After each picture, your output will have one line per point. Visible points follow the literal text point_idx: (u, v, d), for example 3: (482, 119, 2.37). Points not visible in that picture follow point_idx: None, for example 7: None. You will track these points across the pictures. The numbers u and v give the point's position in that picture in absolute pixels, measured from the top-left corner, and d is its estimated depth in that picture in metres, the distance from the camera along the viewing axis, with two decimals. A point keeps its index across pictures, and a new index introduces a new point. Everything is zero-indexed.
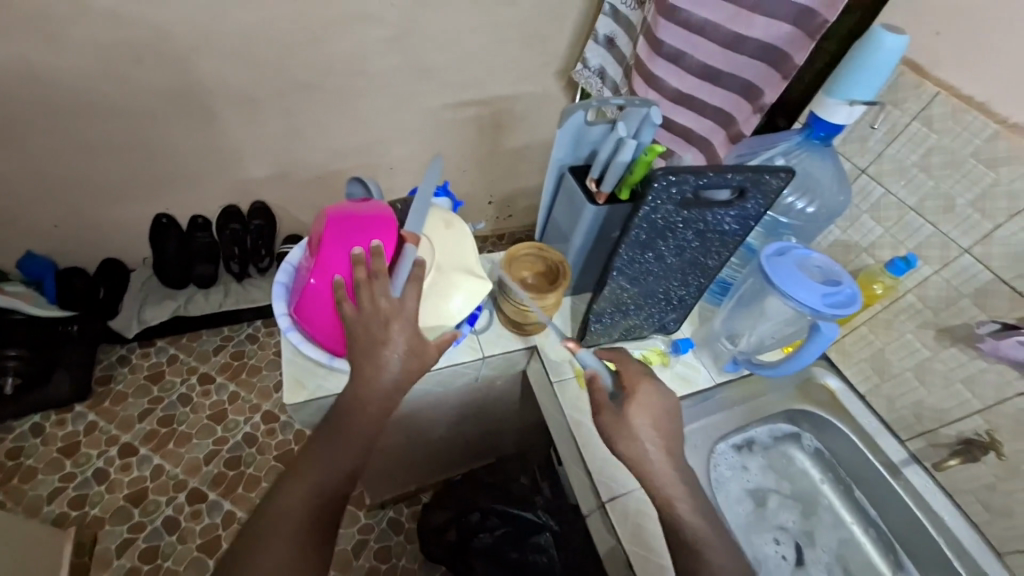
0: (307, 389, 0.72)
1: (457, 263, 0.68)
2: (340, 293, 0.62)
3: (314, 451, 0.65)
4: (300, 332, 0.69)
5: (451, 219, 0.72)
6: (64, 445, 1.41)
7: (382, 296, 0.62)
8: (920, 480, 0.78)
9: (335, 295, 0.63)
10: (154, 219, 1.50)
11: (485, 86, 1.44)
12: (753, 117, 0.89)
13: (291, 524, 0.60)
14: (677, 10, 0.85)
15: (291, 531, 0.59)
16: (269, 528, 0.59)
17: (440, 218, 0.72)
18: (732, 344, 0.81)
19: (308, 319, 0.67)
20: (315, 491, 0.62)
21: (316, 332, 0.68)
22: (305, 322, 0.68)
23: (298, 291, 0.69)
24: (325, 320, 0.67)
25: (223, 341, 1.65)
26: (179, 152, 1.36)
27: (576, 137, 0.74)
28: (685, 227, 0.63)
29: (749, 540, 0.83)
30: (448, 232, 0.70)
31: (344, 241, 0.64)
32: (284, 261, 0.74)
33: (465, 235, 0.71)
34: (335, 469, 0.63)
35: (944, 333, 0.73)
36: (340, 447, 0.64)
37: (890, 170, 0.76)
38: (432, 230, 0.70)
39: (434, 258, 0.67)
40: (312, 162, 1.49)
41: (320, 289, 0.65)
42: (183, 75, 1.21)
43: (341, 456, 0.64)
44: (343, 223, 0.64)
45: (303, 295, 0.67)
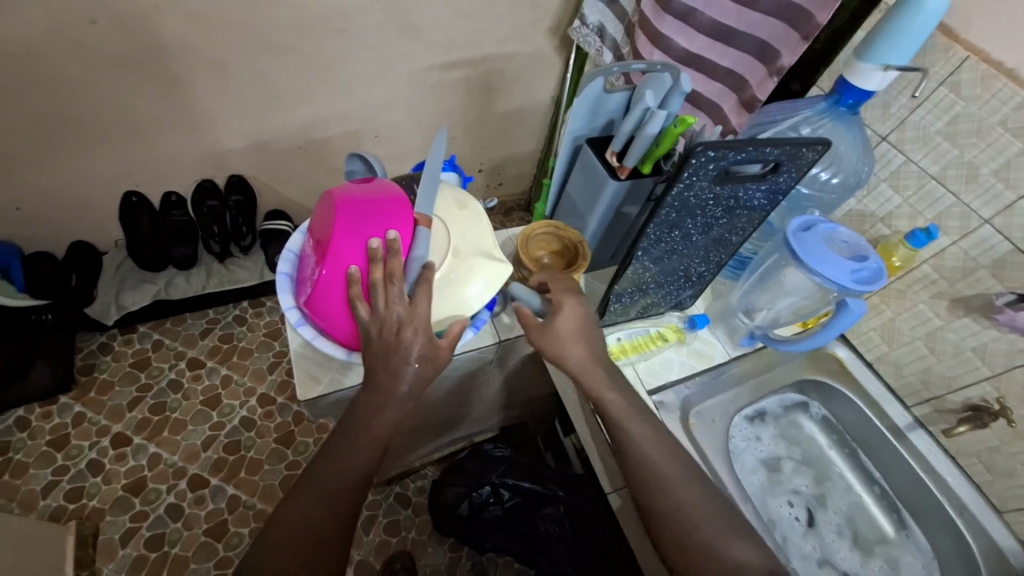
0: (321, 384, 0.72)
1: (474, 247, 0.65)
2: (356, 292, 0.59)
3: (335, 446, 0.63)
4: (312, 327, 0.66)
5: (464, 198, 0.68)
6: (53, 438, 1.36)
7: (396, 298, 0.59)
8: (923, 442, 0.84)
9: (351, 292, 0.60)
10: (124, 197, 1.40)
11: (475, 45, 1.34)
12: (769, 80, 0.82)
13: (309, 525, 0.59)
14: None
15: (310, 533, 0.59)
16: (288, 529, 0.59)
17: (452, 199, 0.68)
18: (748, 318, 0.81)
19: (319, 314, 0.63)
20: (338, 485, 0.61)
21: (328, 327, 0.64)
22: (316, 315, 0.64)
23: (306, 283, 0.65)
24: (338, 314, 0.63)
25: (209, 324, 1.58)
26: (145, 123, 1.24)
27: (593, 106, 0.70)
28: (716, 204, 0.61)
29: (766, 505, 0.88)
30: (462, 212, 0.67)
31: (357, 230, 0.59)
32: (285, 249, 0.69)
33: (479, 216, 0.67)
34: (349, 471, 0.61)
35: (958, 304, 0.76)
36: (358, 441, 0.61)
37: (913, 137, 0.75)
38: (444, 211, 0.66)
39: (449, 242, 0.64)
40: (292, 132, 1.39)
41: (332, 281, 0.61)
42: (142, 36, 1.08)
43: (360, 449, 0.62)
44: (354, 210, 0.60)
45: (313, 289, 0.63)
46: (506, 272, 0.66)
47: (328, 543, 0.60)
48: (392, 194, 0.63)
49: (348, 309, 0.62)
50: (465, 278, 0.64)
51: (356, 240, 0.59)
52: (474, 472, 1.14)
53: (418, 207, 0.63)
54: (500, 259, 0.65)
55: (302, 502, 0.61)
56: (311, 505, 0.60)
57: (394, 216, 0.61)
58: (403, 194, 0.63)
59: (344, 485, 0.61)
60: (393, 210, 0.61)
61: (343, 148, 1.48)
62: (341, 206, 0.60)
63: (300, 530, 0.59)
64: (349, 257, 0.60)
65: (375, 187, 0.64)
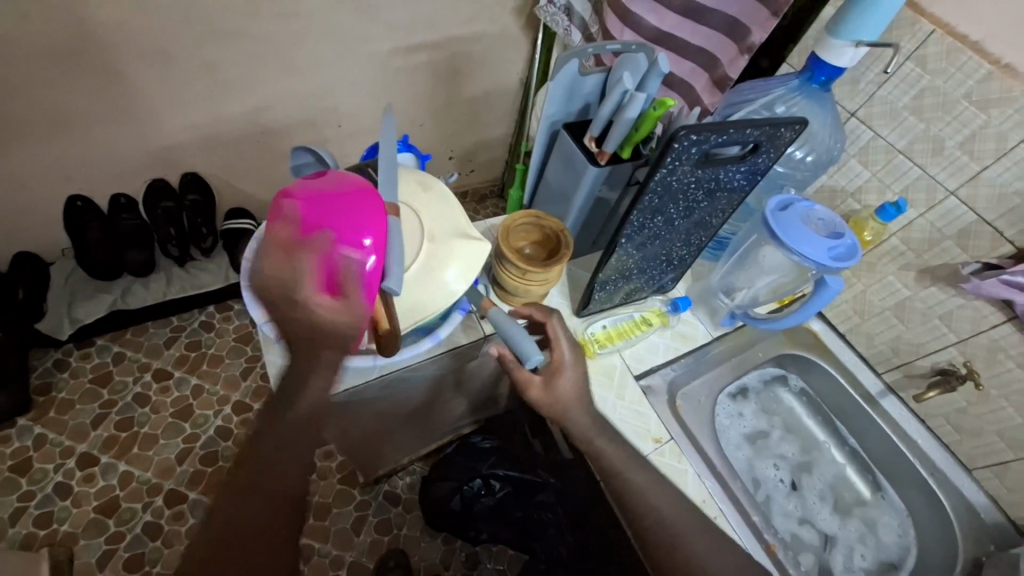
0: None
1: (447, 227, 0.64)
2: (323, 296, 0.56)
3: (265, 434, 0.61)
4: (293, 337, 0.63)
5: (426, 179, 0.68)
6: (15, 463, 1.29)
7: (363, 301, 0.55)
8: (895, 408, 0.88)
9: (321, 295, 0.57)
10: (67, 202, 1.30)
11: (438, 26, 1.29)
12: (740, 58, 0.84)
13: (247, 511, 0.58)
14: None
15: (246, 518, 0.58)
16: (225, 519, 0.58)
17: (414, 182, 0.67)
18: (729, 298, 0.81)
19: (299, 323, 0.60)
20: (277, 465, 0.60)
21: None
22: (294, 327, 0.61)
23: None
24: None
25: (173, 333, 1.50)
26: (85, 123, 1.16)
27: (569, 90, 0.68)
28: (697, 188, 0.60)
29: (753, 467, 0.92)
30: (428, 193, 0.66)
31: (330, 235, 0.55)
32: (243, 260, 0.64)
33: (446, 195, 0.67)
34: (289, 448, 0.61)
35: (925, 274, 0.79)
36: (292, 418, 0.61)
37: (879, 113, 0.76)
38: (410, 196, 0.65)
39: (423, 227, 0.63)
40: (250, 121, 1.31)
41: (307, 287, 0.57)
42: (74, 24, 0.99)
43: (294, 424, 0.61)
44: (321, 211, 0.56)
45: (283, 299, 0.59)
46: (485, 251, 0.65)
47: (277, 519, 0.59)
48: (353, 186, 0.59)
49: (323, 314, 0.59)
50: (444, 262, 0.63)
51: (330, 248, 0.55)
52: (463, 466, 1.13)
53: (384, 196, 0.60)
54: (477, 237, 0.65)
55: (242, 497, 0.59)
56: (248, 491, 0.59)
57: (352, 208, 0.57)
58: (361, 183, 0.60)
59: (285, 461, 0.61)
60: (364, 210, 0.57)
61: (304, 140, 1.42)
62: (306, 205, 0.56)
63: (255, 522, 0.58)
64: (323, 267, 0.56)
65: (338, 180, 0.60)
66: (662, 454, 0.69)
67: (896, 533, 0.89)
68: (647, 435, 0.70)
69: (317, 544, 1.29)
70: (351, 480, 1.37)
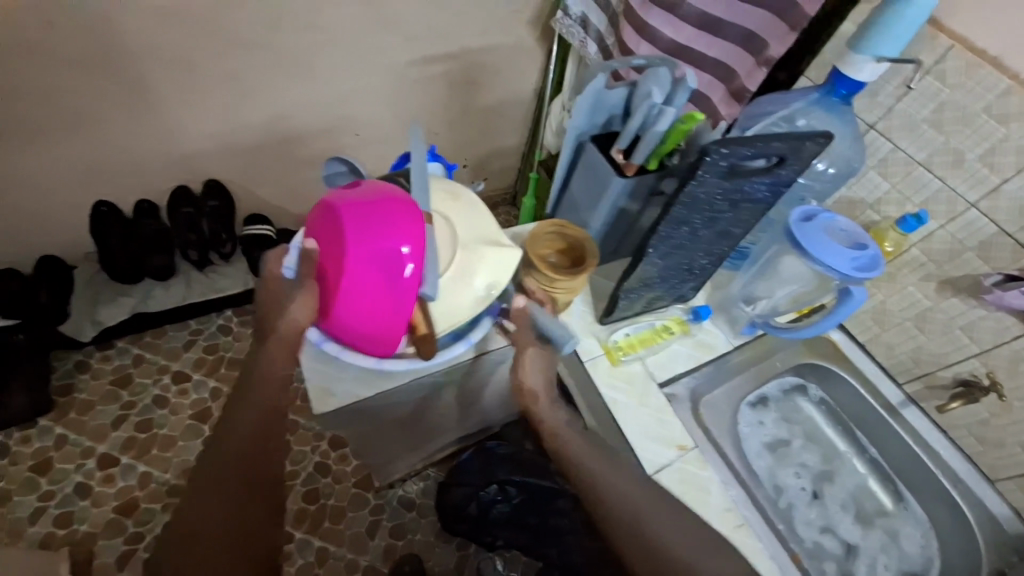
0: (336, 396, 0.70)
1: (477, 236, 0.66)
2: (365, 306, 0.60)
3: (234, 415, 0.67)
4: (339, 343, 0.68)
5: (456, 189, 0.70)
6: (36, 462, 1.31)
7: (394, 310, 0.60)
8: (916, 418, 0.89)
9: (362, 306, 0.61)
10: (93, 207, 1.33)
11: (455, 37, 1.32)
12: (758, 70, 0.87)
13: (218, 483, 0.63)
14: None
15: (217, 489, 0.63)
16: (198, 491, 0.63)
17: (445, 191, 0.70)
18: (750, 307, 0.82)
19: (346, 331, 0.64)
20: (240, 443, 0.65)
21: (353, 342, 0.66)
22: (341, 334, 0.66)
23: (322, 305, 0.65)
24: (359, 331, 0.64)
25: (192, 336, 1.53)
26: (113, 131, 1.19)
27: (595, 103, 0.69)
28: (722, 199, 0.60)
29: (774, 476, 0.92)
30: (457, 203, 0.69)
31: (372, 251, 0.57)
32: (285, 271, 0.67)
33: (475, 204, 0.69)
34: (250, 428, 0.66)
35: (946, 285, 0.80)
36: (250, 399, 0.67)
37: (899, 125, 0.77)
38: (441, 204, 0.68)
39: (454, 236, 0.65)
40: (271, 130, 1.34)
41: (357, 302, 0.60)
42: (106, 34, 1.02)
43: (252, 405, 0.67)
44: (359, 224, 0.58)
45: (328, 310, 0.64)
46: (516, 257, 0.67)
47: (246, 492, 0.64)
48: (384, 197, 0.60)
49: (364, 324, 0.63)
50: (479, 270, 0.65)
51: (379, 267, 0.58)
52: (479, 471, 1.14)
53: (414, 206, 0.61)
54: (508, 244, 0.67)
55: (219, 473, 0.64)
56: (216, 464, 0.64)
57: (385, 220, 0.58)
58: (391, 193, 0.61)
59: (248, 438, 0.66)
60: (406, 226, 0.59)
61: (322, 148, 1.45)
62: (350, 222, 0.58)
63: (216, 500, 0.62)
64: (373, 285, 0.59)
65: (374, 191, 0.61)
66: (687, 461, 0.70)
67: (918, 544, 0.88)
68: (672, 443, 0.71)
69: (332, 548, 1.30)
70: (365, 484, 1.38)
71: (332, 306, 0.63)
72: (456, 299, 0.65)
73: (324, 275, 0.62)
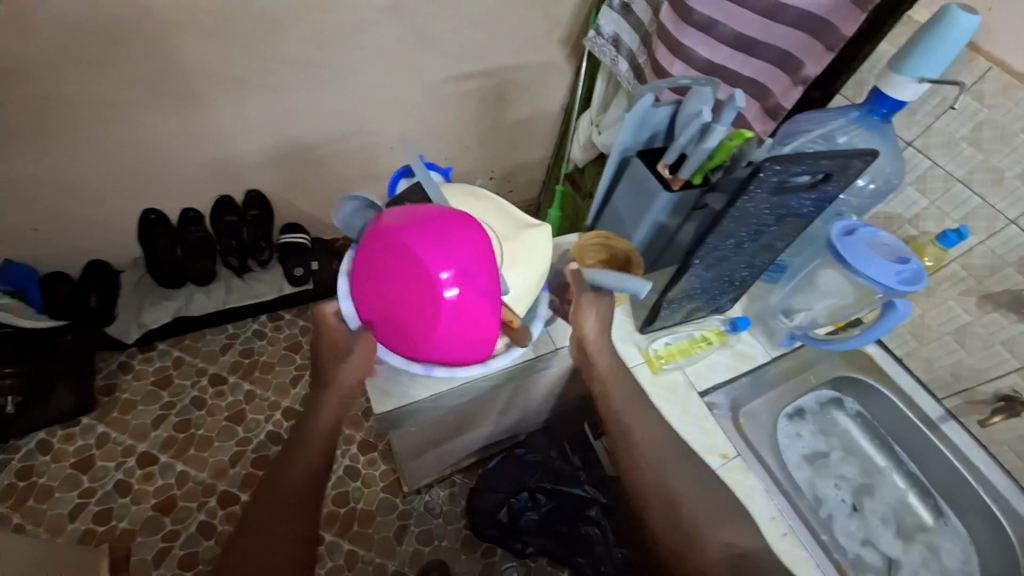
0: (393, 398, 0.74)
1: (513, 225, 0.73)
2: (461, 318, 0.64)
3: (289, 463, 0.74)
4: (439, 366, 0.70)
5: (473, 190, 0.76)
6: (78, 460, 1.35)
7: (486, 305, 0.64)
8: (956, 434, 0.89)
9: (457, 320, 0.64)
10: (142, 215, 1.40)
11: (488, 56, 1.37)
12: (794, 89, 0.89)
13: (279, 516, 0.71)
14: None
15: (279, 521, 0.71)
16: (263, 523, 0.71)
17: (464, 195, 0.76)
18: (788, 319, 0.83)
19: (445, 349, 0.67)
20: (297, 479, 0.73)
21: (454, 358, 0.69)
22: (441, 356, 0.69)
23: (409, 336, 0.67)
24: (460, 345, 0.67)
25: (229, 339, 1.58)
26: (166, 143, 1.25)
27: (641, 121, 0.73)
28: (769, 214, 0.63)
29: (813, 487, 0.92)
30: (479, 202, 0.75)
31: (443, 267, 0.60)
32: (351, 322, 0.70)
33: (494, 201, 0.76)
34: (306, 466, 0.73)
35: (986, 300, 0.81)
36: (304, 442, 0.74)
37: (938, 143, 0.79)
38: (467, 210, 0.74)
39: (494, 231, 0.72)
40: (312, 143, 1.40)
41: (459, 318, 0.63)
42: (168, 56, 1.09)
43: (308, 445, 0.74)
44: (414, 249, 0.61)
45: (420, 337, 0.66)
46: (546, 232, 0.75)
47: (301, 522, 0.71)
48: (423, 215, 0.63)
49: (465, 337, 0.66)
50: (531, 253, 0.72)
51: (472, 279, 0.62)
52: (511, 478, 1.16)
53: (452, 213, 0.64)
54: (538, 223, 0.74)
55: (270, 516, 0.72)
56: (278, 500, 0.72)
57: (438, 237, 0.61)
58: (423, 212, 0.64)
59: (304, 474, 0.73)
60: (471, 235, 0.63)
61: (357, 160, 1.51)
62: (415, 248, 0.60)
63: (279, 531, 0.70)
64: (472, 297, 0.62)
65: (413, 215, 0.63)
66: (730, 469, 0.73)
67: (960, 560, 0.87)
68: (715, 451, 0.74)
69: (361, 552, 1.32)
70: (394, 489, 1.40)
71: (435, 333, 0.65)
72: (526, 286, 0.72)
73: (412, 308, 0.64)
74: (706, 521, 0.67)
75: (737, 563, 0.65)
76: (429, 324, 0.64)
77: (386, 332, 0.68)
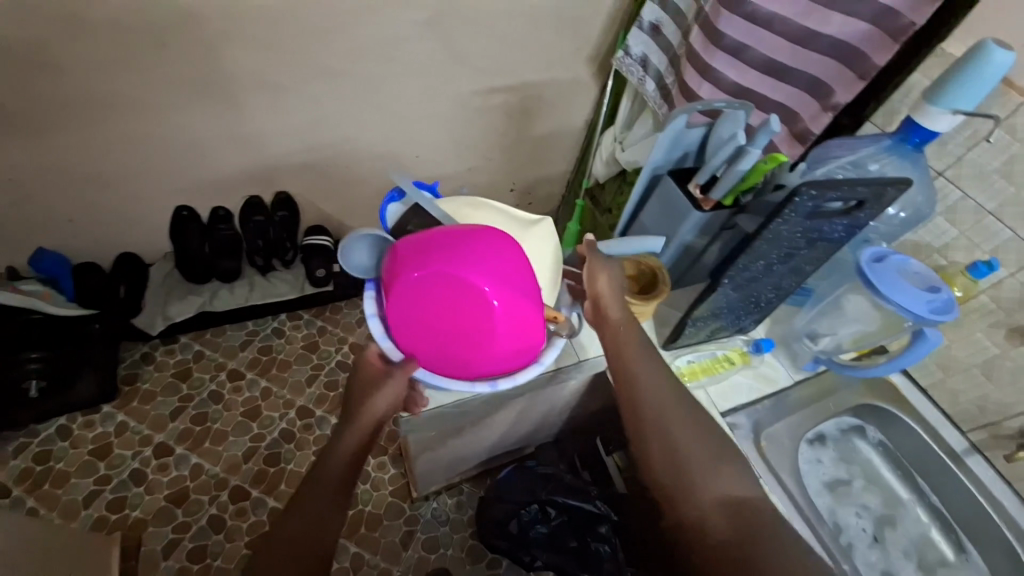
0: (421, 400, 0.78)
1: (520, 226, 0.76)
2: (511, 321, 0.65)
3: (295, 510, 0.64)
4: (499, 379, 0.70)
5: (470, 200, 0.77)
6: (96, 447, 1.38)
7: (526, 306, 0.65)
8: (981, 468, 0.87)
9: (508, 323, 0.65)
10: (175, 211, 1.45)
11: (517, 72, 1.40)
12: (823, 115, 0.91)
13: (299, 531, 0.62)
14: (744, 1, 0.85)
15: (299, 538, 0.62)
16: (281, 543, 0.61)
17: (463, 207, 0.76)
18: (812, 343, 0.84)
19: (502, 356, 0.68)
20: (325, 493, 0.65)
21: (511, 364, 0.70)
22: (499, 366, 0.69)
23: (463, 355, 0.68)
24: (515, 348, 0.68)
25: (249, 336, 1.61)
26: (202, 142, 1.29)
27: (673, 141, 0.74)
28: (801, 237, 0.64)
29: (834, 515, 0.92)
30: (479, 210, 0.76)
31: (480, 279, 0.61)
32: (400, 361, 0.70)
33: (491, 206, 0.77)
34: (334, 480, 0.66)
35: (1015, 333, 0.80)
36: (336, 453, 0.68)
37: (969, 174, 0.79)
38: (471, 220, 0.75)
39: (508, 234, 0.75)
40: (341, 149, 1.44)
41: (510, 321, 0.65)
42: (211, 60, 1.13)
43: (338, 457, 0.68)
44: (443, 271, 0.61)
45: (476, 351, 0.67)
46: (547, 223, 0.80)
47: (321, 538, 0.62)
48: (439, 237, 0.63)
49: (519, 341, 0.67)
50: (544, 249, 0.77)
51: (521, 287, 0.64)
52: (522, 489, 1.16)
53: (467, 229, 0.64)
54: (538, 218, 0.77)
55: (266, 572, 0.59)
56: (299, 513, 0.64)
57: (464, 254, 0.62)
58: (436, 234, 0.64)
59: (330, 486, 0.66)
60: (505, 246, 0.65)
61: (383, 167, 1.54)
62: (447, 269, 0.61)
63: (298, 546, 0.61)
64: (524, 303, 0.65)
65: (429, 241, 0.63)
66: None
67: None
68: None
69: (367, 555, 1.32)
70: (402, 494, 1.40)
71: (495, 347, 0.67)
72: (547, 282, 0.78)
73: (470, 329, 0.65)
74: (699, 467, 0.62)
75: (733, 511, 0.59)
76: (489, 340, 0.66)
77: (439, 359, 0.69)
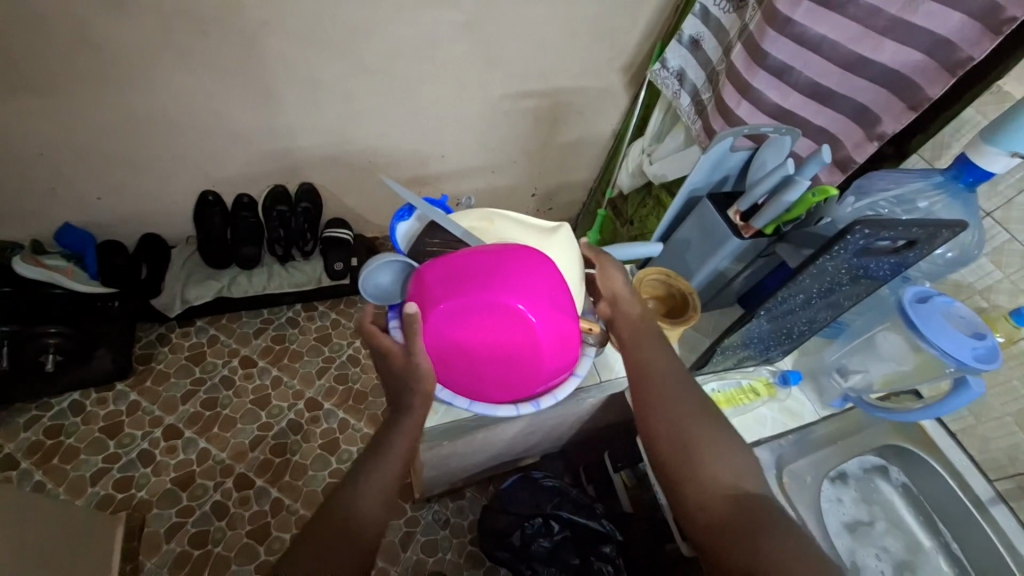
0: (439, 412, 0.77)
1: (539, 235, 0.71)
2: (550, 336, 0.63)
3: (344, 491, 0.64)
4: (544, 397, 0.68)
5: (485, 214, 0.72)
6: (107, 424, 1.39)
7: (559, 321, 0.64)
8: (1006, 519, 0.82)
9: (547, 339, 0.63)
10: (200, 196, 1.46)
11: (549, 77, 1.39)
12: (869, 144, 0.87)
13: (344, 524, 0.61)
14: (790, 23, 0.83)
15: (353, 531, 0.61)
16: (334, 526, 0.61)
17: (477, 220, 0.72)
18: (842, 379, 0.81)
19: (544, 373, 0.66)
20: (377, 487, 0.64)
21: (552, 380, 0.68)
22: (541, 383, 0.67)
23: (505, 378, 0.66)
24: (555, 364, 0.66)
25: (263, 324, 1.61)
26: (232, 129, 1.30)
27: (716, 163, 0.74)
28: (843, 274, 0.63)
29: (852, 557, 0.88)
30: (494, 223, 0.71)
31: (513, 298, 0.60)
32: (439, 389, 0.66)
33: (506, 217, 0.72)
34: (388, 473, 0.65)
35: None
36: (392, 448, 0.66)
37: (1018, 216, 0.76)
38: (485, 235, 0.71)
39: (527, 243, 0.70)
40: (368, 144, 1.44)
41: (549, 336, 0.63)
42: (248, 50, 1.14)
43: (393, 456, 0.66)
44: (474, 294, 0.59)
45: (517, 370, 0.65)
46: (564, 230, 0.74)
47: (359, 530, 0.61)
48: (461, 261, 0.61)
49: (558, 356, 0.66)
50: (568, 256, 0.72)
51: (557, 302, 0.63)
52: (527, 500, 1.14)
53: (487, 249, 0.63)
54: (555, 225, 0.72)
55: (317, 550, 0.59)
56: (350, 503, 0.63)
57: (491, 275, 0.60)
58: (455, 259, 0.62)
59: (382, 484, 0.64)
60: (531, 261, 0.63)
61: (407, 164, 1.54)
62: (478, 292, 0.59)
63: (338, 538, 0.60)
64: (562, 317, 0.64)
65: (452, 267, 0.61)
66: None
67: None
68: None
69: None
70: (403, 494, 1.39)
71: (541, 365, 0.65)
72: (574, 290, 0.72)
73: (510, 349, 0.63)
74: (702, 449, 0.63)
75: (739, 500, 0.61)
76: (536, 359, 0.64)
77: (485, 384, 0.66)
